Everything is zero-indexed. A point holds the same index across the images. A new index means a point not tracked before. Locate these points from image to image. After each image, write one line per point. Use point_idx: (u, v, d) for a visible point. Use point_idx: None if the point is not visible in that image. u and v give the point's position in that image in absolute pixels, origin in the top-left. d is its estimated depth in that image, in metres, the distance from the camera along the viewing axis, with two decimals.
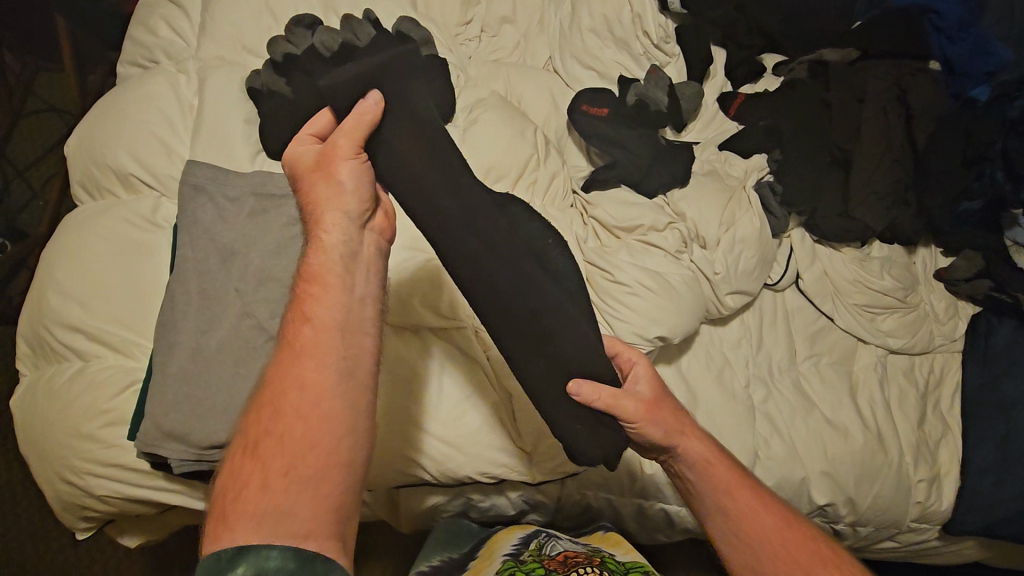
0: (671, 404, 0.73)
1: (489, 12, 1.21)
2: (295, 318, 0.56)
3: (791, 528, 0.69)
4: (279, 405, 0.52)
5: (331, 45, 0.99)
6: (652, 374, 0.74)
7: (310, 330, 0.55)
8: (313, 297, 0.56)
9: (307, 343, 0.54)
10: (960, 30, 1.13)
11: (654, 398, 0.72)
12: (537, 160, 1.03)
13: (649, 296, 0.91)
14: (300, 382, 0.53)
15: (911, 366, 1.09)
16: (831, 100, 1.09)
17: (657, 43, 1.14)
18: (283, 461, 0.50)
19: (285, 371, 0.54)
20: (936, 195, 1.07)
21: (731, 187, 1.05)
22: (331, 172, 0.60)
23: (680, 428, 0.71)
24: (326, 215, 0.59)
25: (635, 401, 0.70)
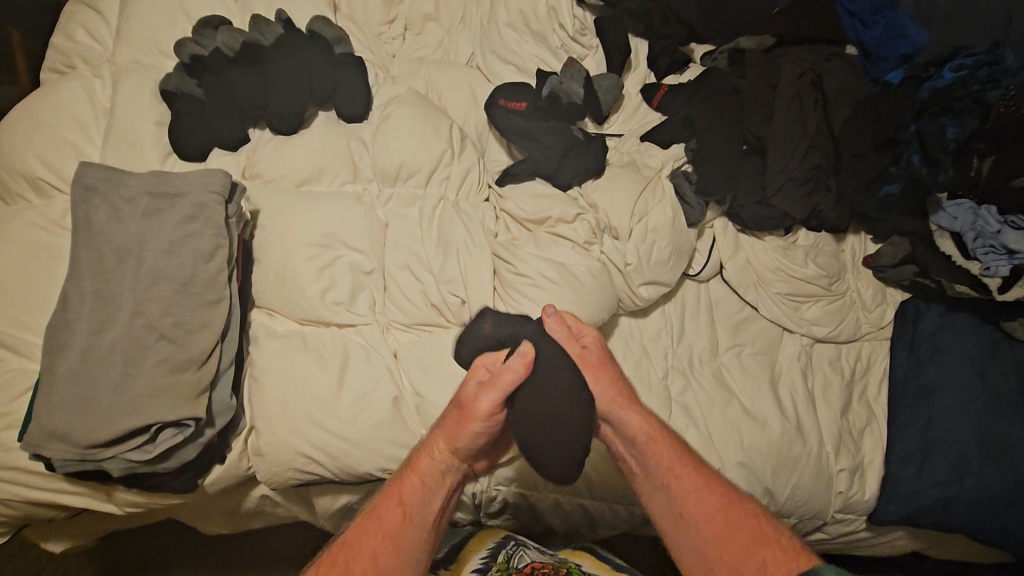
0: (615, 377, 0.85)
1: (412, 10, 1.22)
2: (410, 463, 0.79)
3: (731, 505, 0.77)
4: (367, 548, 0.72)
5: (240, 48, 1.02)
6: (600, 345, 0.86)
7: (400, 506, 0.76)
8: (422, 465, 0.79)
9: (399, 520, 0.75)
10: (875, 13, 1.06)
11: (599, 365, 0.84)
12: (450, 156, 1.04)
13: (553, 287, 0.91)
14: (384, 519, 0.75)
15: (837, 354, 1.08)
16: (742, 87, 1.05)
17: (573, 35, 1.11)
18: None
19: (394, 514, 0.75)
20: (851, 179, 1.05)
21: (646, 177, 1.04)
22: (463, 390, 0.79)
23: (616, 400, 0.82)
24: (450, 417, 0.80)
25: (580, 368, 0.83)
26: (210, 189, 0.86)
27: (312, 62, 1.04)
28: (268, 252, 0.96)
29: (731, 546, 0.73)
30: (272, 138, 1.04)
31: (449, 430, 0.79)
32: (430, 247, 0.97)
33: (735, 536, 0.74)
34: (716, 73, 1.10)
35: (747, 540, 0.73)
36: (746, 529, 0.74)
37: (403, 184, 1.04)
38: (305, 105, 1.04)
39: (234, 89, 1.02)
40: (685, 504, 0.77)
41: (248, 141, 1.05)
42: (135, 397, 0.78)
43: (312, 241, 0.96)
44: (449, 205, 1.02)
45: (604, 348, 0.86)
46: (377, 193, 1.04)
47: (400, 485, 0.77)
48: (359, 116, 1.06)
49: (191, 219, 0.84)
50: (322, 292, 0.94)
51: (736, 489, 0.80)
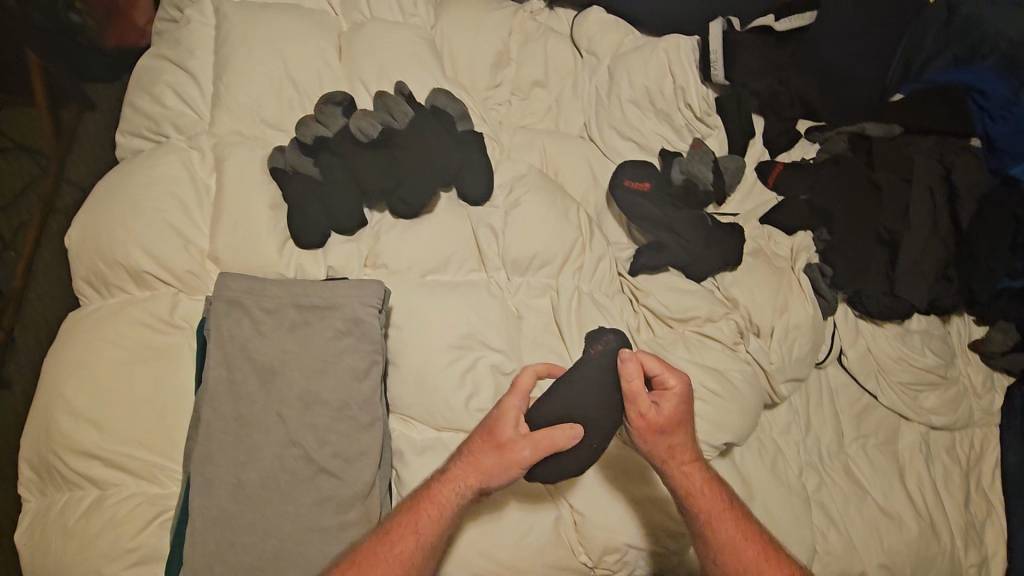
0: (681, 429, 0.77)
1: (520, 75, 1.16)
2: (421, 494, 0.73)
3: (767, 560, 0.75)
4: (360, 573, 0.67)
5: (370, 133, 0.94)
6: (678, 400, 0.76)
7: (417, 537, 0.70)
8: (436, 501, 0.72)
9: (404, 559, 0.69)
10: (1005, 107, 1.03)
11: (665, 426, 0.76)
12: (582, 244, 1.00)
13: (714, 400, 0.86)
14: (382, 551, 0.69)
15: (952, 442, 1.10)
16: (879, 180, 1.04)
17: (699, 115, 1.08)
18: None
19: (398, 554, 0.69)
20: (984, 279, 1.04)
21: (779, 269, 1.03)
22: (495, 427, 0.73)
23: (670, 450, 0.78)
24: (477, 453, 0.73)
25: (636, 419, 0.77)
26: (367, 304, 0.78)
27: (438, 142, 0.97)
28: (405, 356, 0.89)
29: None
30: (393, 223, 0.96)
31: (474, 454, 0.73)
32: (577, 346, 0.93)
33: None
34: (844, 160, 1.07)
35: None
36: None
37: (533, 273, 0.98)
38: (433, 190, 0.96)
39: (356, 171, 0.94)
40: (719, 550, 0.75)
41: (366, 224, 0.96)
42: (297, 543, 0.71)
43: (452, 342, 0.89)
44: (586, 298, 0.97)
45: (683, 402, 0.76)
46: (506, 282, 0.98)
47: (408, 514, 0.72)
48: (483, 198, 0.99)
49: (344, 334, 0.77)
50: (465, 400, 0.87)
51: (775, 541, 0.78)
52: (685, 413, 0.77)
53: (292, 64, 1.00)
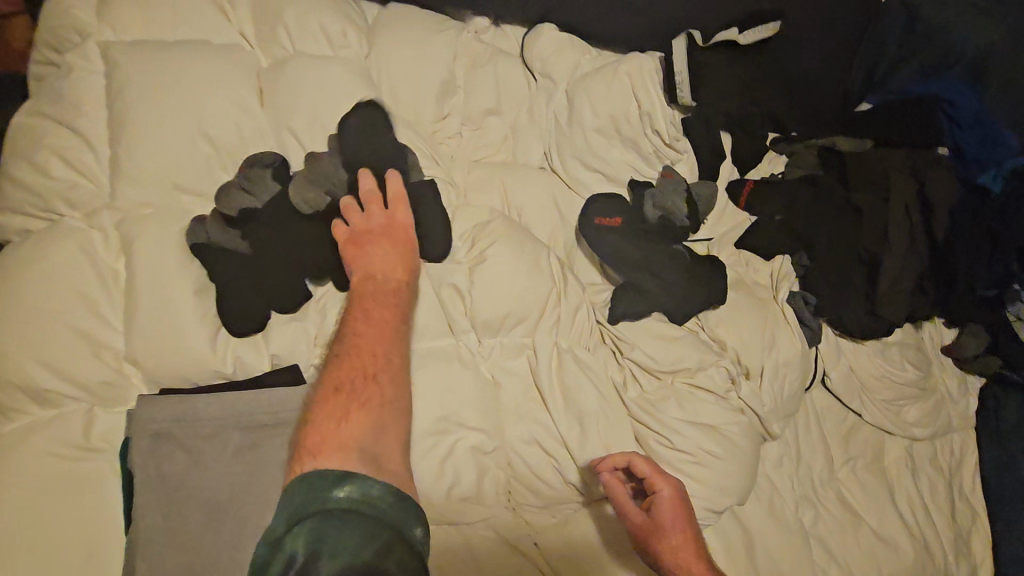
0: (686, 533, 0.75)
1: (469, 103, 1.04)
2: (348, 343, 0.70)
3: None
4: (364, 373, 0.67)
5: (318, 202, 0.83)
6: (670, 499, 0.77)
7: (394, 317, 0.75)
8: (367, 355, 0.69)
9: (390, 331, 0.73)
10: (973, 118, 1.04)
11: (662, 527, 0.76)
12: (556, 294, 0.92)
13: (713, 461, 0.83)
14: (354, 400, 0.63)
15: (934, 451, 1.10)
16: (859, 203, 1.01)
17: (667, 141, 1.01)
18: (376, 402, 0.64)
19: (362, 406, 0.63)
20: (957, 291, 1.05)
21: (762, 300, 0.98)
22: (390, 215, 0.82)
23: (679, 557, 0.74)
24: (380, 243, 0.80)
25: (636, 526, 0.76)
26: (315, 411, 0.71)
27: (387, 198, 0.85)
28: None
29: None
30: (340, 296, 0.84)
31: (381, 251, 0.79)
32: (561, 409, 0.85)
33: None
34: (818, 180, 1.04)
35: None
36: None
37: (507, 333, 0.89)
38: None
39: (296, 244, 0.82)
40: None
41: (310, 298, 0.83)
42: None
43: (425, 427, 0.79)
44: (567, 355, 0.89)
45: (678, 501, 0.77)
46: (477, 346, 0.89)
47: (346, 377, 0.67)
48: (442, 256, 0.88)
49: None
50: (447, 492, 0.78)
51: None
52: (686, 512, 0.77)
53: (205, 116, 0.85)
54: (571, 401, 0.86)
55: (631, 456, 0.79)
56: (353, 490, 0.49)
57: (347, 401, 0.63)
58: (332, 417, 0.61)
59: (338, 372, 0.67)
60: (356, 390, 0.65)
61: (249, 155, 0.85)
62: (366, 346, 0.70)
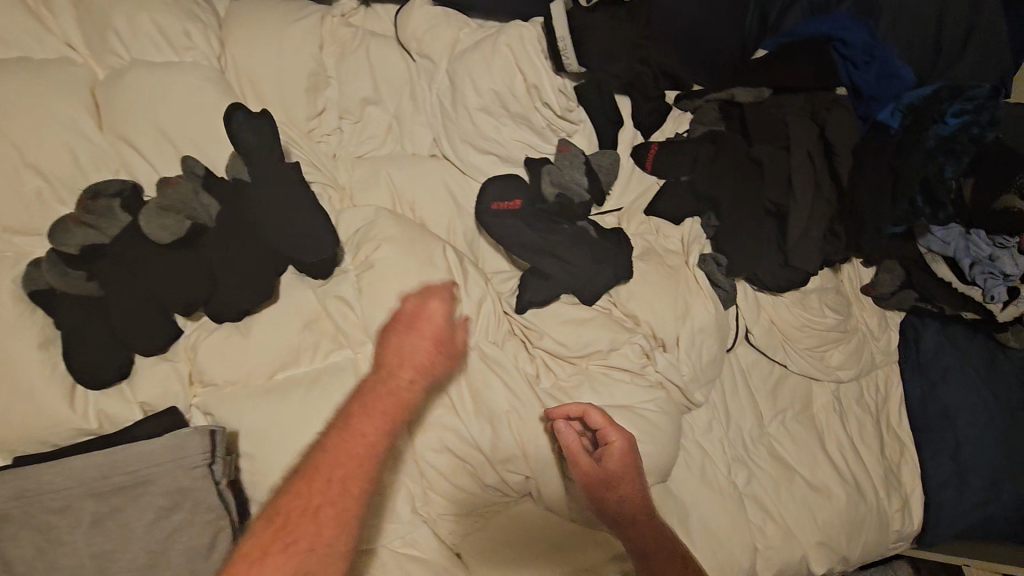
0: (632, 478, 0.72)
1: (344, 95, 0.97)
2: (324, 443, 0.55)
3: None
4: (309, 481, 0.52)
5: (178, 229, 0.74)
6: (625, 448, 0.72)
7: (383, 440, 0.56)
8: (352, 448, 0.54)
9: (368, 458, 0.54)
10: (866, 54, 1.01)
11: (612, 477, 0.71)
12: (457, 290, 0.86)
13: None
14: (296, 531, 0.49)
15: (861, 391, 1.11)
16: (760, 155, 0.96)
17: (560, 113, 0.95)
18: (293, 562, 0.47)
19: (319, 505, 0.51)
20: (865, 235, 1.02)
21: (673, 267, 0.95)
22: (421, 309, 0.60)
23: (625, 508, 0.71)
24: (405, 340, 0.59)
25: (585, 476, 0.73)
26: (190, 466, 0.60)
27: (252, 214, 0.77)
28: (269, 486, 0.73)
29: None
30: (216, 327, 0.78)
31: (394, 334, 0.60)
32: (468, 416, 0.80)
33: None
34: (720, 136, 1.00)
35: None
36: None
37: None
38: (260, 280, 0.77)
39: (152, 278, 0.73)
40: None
41: (180, 335, 0.77)
42: None
43: None
44: (475, 354, 0.84)
45: (631, 449, 0.73)
46: None
47: (330, 464, 0.53)
48: (326, 268, 0.82)
49: (171, 508, 0.60)
50: None
51: None
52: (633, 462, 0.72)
53: (28, 144, 0.75)
54: (482, 399, 0.80)
55: (584, 406, 0.75)
56: None
57: (292, 520, 0.50)
58: (246, 560, 0.47)
59: (286, 496, 0.51)
60: (288, 520, 0.50)
61: (89, 183, 0.75)
62: (355, 433, 0.55)
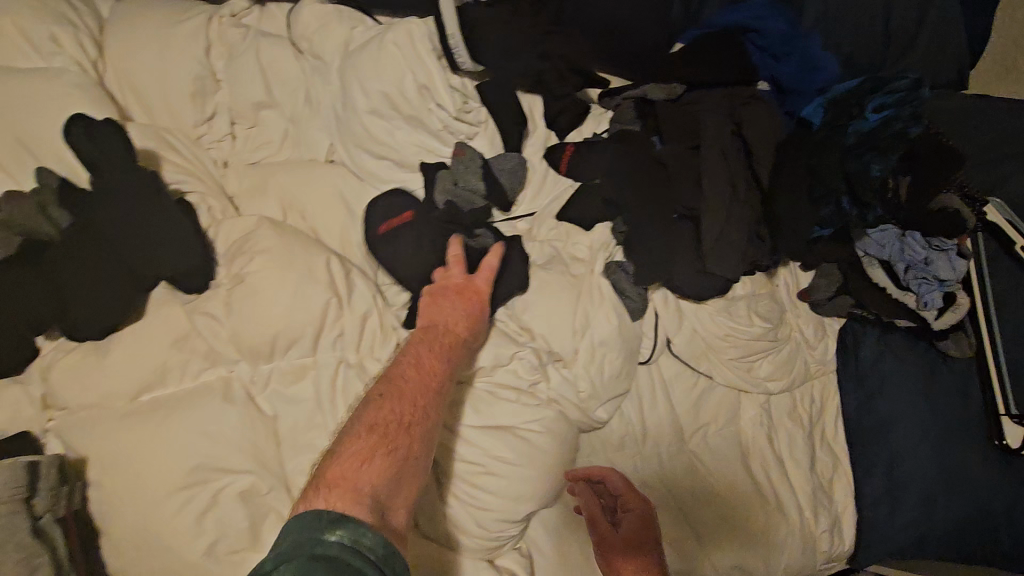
0: (649, 548, 0.79)
1: (234, 98, 0.92)
2: (390, 377, 0.71)
3: None
4: (410, 403, 0.69)
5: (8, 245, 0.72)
6: (638, 514, 0.82)
7: (445, 366, 0.74)
8: (408, 389, 0.70)
9: (412, 389, 0.70)
10: (784, 45, 0.96)
11: (630, 541, 0.79)
12: (338, 304, 0.82)
13: (509, 471, 0.78)
14: (388, 427, 0.65)
15: (794, 403, 1.05)
16: (665, 156, 0.93)
17: (456, 113, 0.90)
18: (375, 458, 0.62)
19: (405, 412, 0.68)
20: (790, 238, 0.95)
21: (577, 277, 0.90)
22: (467, 278, 0.81)
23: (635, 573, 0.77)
24: (447, 298, 0.80)
25: (602, 542, 0.81)
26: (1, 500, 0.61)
27: (112, 229, 0.74)
28: (116, 515, 0.70)
29: None
30: (76, 346, 0.75)
31: (436, 328, 0.77)
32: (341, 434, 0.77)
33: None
34: (629, 136, 0.94)
35: None
36: None
37: (283, 356, 0.80)
38: (115, 298, 0.74)
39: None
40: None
41: (37, 355, 0.74)
42: None
43: (177, 482, 0.71)
44: (353, 373, 0.81)
45: (649, 515, 0.82)
46: (250, 375, 0.79)
47: (401, 410, 0.67)
48: (200, 286, 0.79)
49: None
50: (210, 547, 0.70)
51: None
52: (646, 527, 0.81)
53: None
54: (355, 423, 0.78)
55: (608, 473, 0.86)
56: (345, 535, 0.51)
57: (391, 430, 0.65)
58: (351, 464, 0.61)
59: (369, 411, 0.66)
60: (389, 430, 0.65)
61: None
62: (404, 382, 0.70)
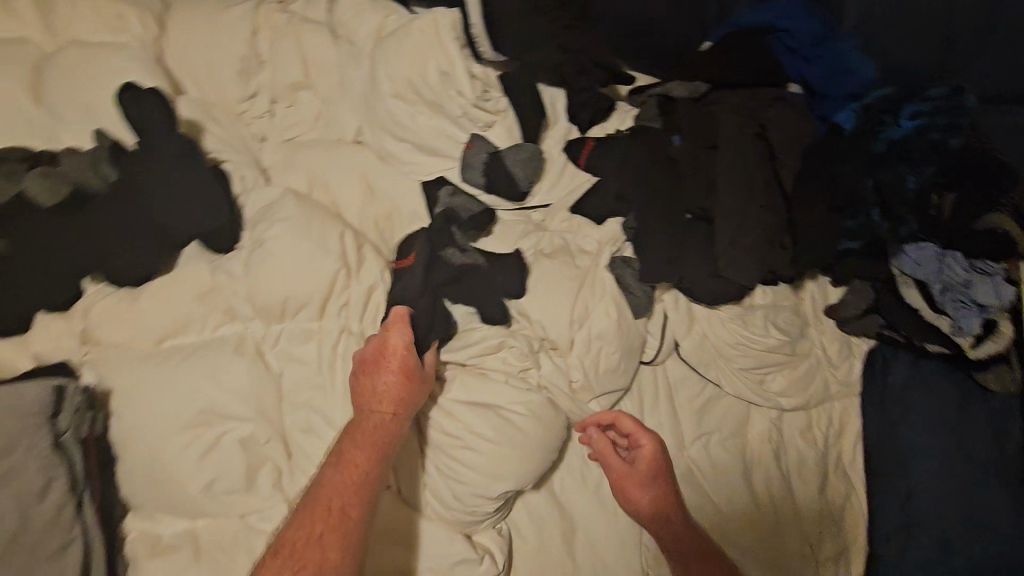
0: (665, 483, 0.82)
1: (276, 79, 0.99)
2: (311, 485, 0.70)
3: None
4: (325, 511, 0.68)
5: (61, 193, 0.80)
6: (654, 449, 0.83)
7: (366, 460, 0.71)
8: (327, 495, 0.69)
9: (345, 495, 0.69)
10: (815, 45, 0.95)
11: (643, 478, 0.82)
12: (347, 275, 0.86)
13: (490, 450, 0.77)
14: (303, 542, 0.66)
15: (809, 422, 1.00)
16: (677, 154, 0.92)
17: (475, 101, 0.93)
18: (310, 570, 0.64)
19: (322, 527, 0.67)
20: (812, 247, 0.92)
21: (582, 269, 0.90)
22: (384, 354, 0.76)
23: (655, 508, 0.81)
24: (368, 379, 0.75)
25: (621, 471, 0.84)
26: (26, 413, 0.66)
27: (152, 185, 0.82)
28: (127, 445, 0.76)
29: None
30: (113, 292, 0.83)
31: (359, 414, 0.74)
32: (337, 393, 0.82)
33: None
34: (646, 131, 0.94)
35: None
36: None
37: (292, 318, 0.85)
38: (152, 249, 0.82)
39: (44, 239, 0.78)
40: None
41: (81, 297, 0.82)
42: None
43: (184, 421, 0.77)
44: (353, 341, 0.84)
45: (661, 450, 0.83)
46: (262, 333, 0.85)
47: (321, 516, 0.67)
48: (224, 245, 0.86)
49: (5, 451, 0.65)
50: (207, 485, 0.76)
51: None
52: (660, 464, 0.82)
53: None
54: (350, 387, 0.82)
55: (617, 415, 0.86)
56: None
57: (310, 542, 0.66)
58: None
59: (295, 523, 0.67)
60: (312, 541, 0.66)
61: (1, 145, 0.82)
62: (326, 483, 0.70)
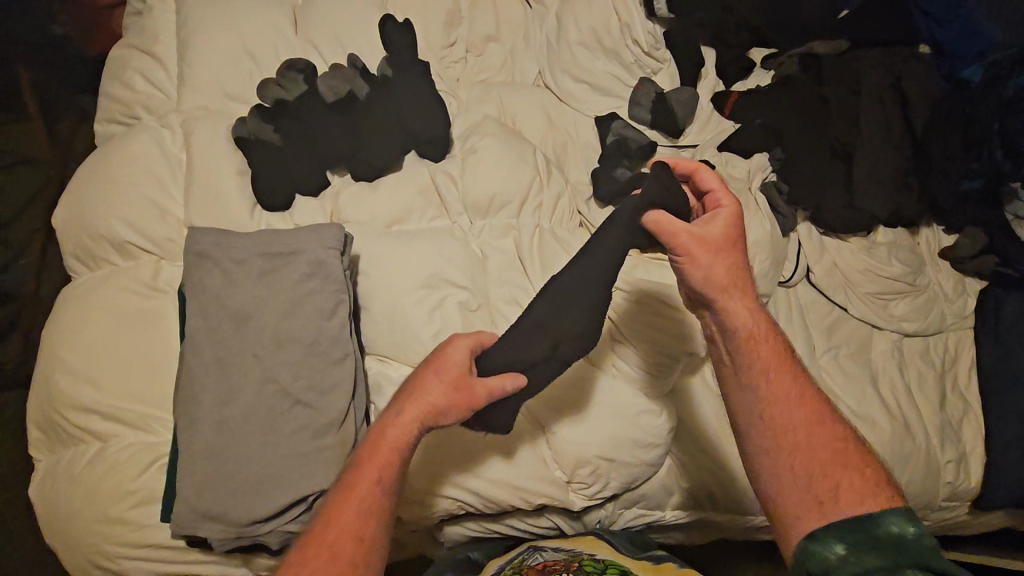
0: (737, 259, 0.73)
1: (472, 32, 1.18)
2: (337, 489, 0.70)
3: (840, 445, 0.69)
4: (337, 524, 0.67)
5: (341, 91, 1.01)
6: (731, 221, 0.74)
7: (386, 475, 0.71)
8: (346, 505, 0.68)
9: (365, 510, 0.68)
10: (949, 12, 1.13)
11: (717, 243, 0.72)
12: (540, 183, 1.04)
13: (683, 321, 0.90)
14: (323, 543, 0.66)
15: (927, 348, 1.11)
16: (828, 94, 1.07)
17: (647, 50, 1.11)
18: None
19: (338, 534, 0.67)
20: (941, 182, 1.07)
21: (737, 189, 1.04)
22: (438, 368, 0.75)
23: (724, 284, 0.72)
24: (418, 389, 0.74)
25: (695, 237, 0.71)
26: (328, 246, 0.84)
27: (397, 98, 1.02)
28: (375, 298, 0.94)
29: (794, 469, 0.68)
30: (355, 183, 1.01)
31: (393, 423, 0.72)
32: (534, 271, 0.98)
33: (815, 453, 0.68)
34: (793, 81, 1.10)
35: (821, 457, 0.68)
36: (827, 443, 0.69)
37: (494, 215, 1.02)
38: (392, 148, 1.01)
39: (315, 134, 1.00)
40: (768, 407, 0.71)
41: (328, 185, 1.01)
42: (282, 467, 0.78)
43: (418, 283, 0.93)
44: (546, 235, 1.01)
45: (739, 223, 0.74)
46: (468, 225, 1.02)
47: (333, 523, 0.67)
48: (440, 155, 1.04)
49: (311, 274, 0.83)
50: (435, 334, 0.91)
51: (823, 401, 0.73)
52: (733, 233, 0.74)
53: (249, 38, 1.05)
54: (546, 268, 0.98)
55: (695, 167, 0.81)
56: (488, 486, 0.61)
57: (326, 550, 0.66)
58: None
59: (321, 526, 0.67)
60: (328, 545, 0.66)
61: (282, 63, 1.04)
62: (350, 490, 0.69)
